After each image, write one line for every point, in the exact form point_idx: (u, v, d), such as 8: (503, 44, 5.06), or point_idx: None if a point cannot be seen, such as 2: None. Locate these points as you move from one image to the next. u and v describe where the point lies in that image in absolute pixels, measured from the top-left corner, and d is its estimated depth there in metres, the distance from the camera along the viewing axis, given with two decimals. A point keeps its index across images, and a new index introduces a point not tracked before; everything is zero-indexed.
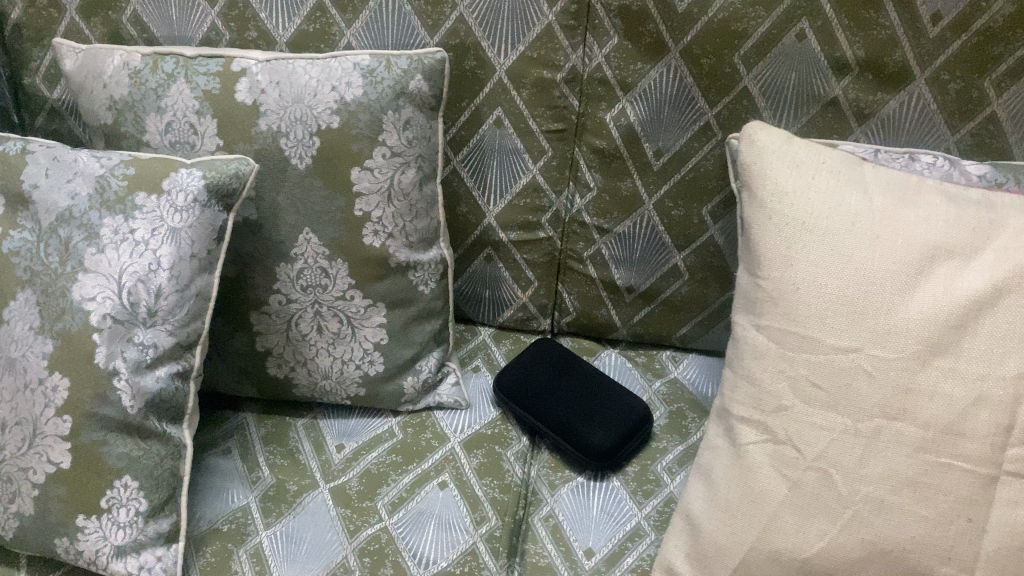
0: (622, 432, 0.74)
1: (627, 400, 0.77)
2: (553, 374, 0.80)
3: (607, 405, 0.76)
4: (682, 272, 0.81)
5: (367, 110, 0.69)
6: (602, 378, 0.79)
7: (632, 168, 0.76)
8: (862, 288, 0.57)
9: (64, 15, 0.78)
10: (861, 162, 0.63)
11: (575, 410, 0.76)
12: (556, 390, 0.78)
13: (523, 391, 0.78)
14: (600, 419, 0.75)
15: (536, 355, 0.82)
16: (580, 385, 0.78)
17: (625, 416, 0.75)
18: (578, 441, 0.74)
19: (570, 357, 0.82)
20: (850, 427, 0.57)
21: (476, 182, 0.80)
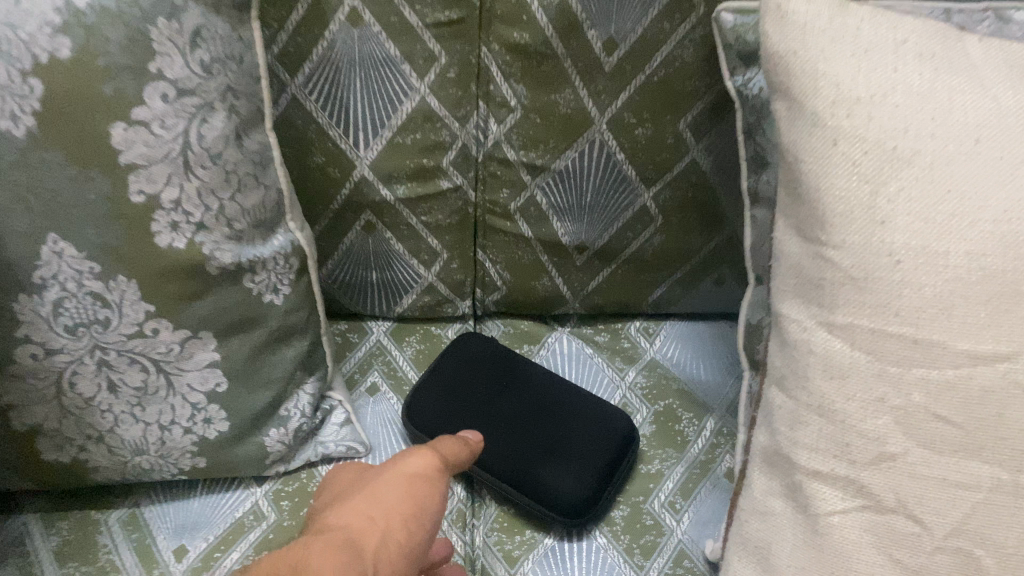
0: (602, 473, 0.51)
1: (599, 420, 0.54)
2: (485, 393, 0.56)
3: (571, 435, 0.53)
4: (655, 216, 0.56)
5: (117, 21, 0.38)
6: (556, 390, 0.56)
7: (575, 72, 0.49)
8: (1011, 253, 0.34)
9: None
10: (959, 33, 0.39)
11: (527, 450, 0.52)
12: (494, 421, 0.54)
13: (445, 428, 0.54)
14: (567, 459, 0.52)
15: (455, 366, 0.58)
16: (528, 407, 0.55)
17: (601, 446, 0.53)
18: (542, 493, 0.50)
19: (504, 363, 0.58)
20: (1005, 484, 0.35)
21: (332, 116, 0.50)
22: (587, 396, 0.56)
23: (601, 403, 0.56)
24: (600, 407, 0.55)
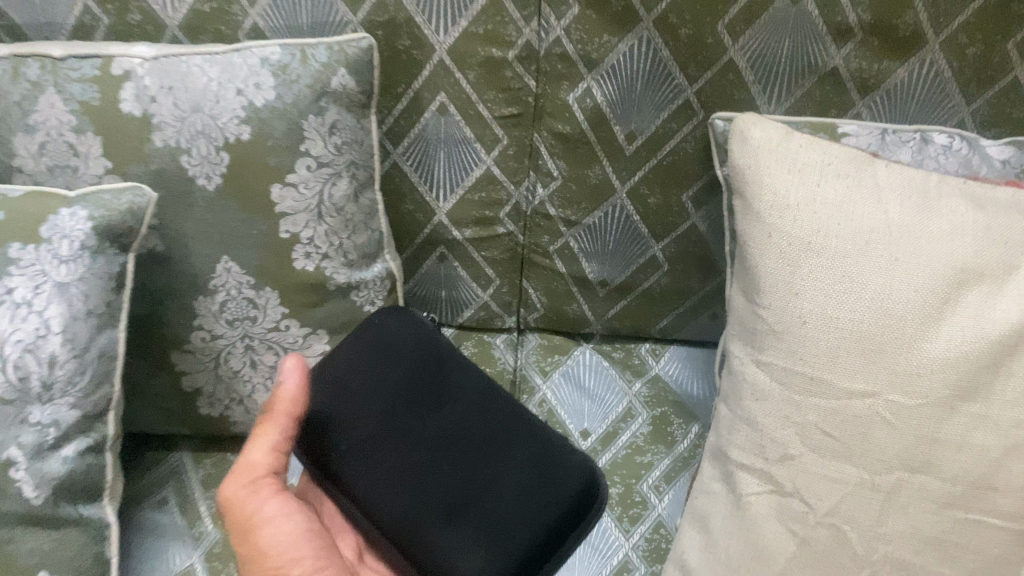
0: (515, 551, 0.53)
1: (537, 469, 0.56)
2: (393, 407, 0.59)
3: (488, 494, 0.55)
4: (662, 263, 0.72)
5: (282, 116, 0.58)
6: (484, 426, 0.58)
7: (601, 154, 0.66)
8: (879, 322, 0.49)
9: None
10: (872, 160, 0.54)
11: (431, 500, 0.55)
12: (405, 454, 0.57)
13: (346, 452, 0.57)
14: (479, 526, 0.54)
15: (360, 365, 0.60)
16: (433, 437, 0.58)
17: (533, 519, 0.54)
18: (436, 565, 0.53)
19: (426, 377, 0.60)
20: (866, 481, 0.50)
21: (421, 177, 0.69)
22: (529, 436, 0.58)
23: (556, 444, 0.58)
24: (543, 450, 0.57)
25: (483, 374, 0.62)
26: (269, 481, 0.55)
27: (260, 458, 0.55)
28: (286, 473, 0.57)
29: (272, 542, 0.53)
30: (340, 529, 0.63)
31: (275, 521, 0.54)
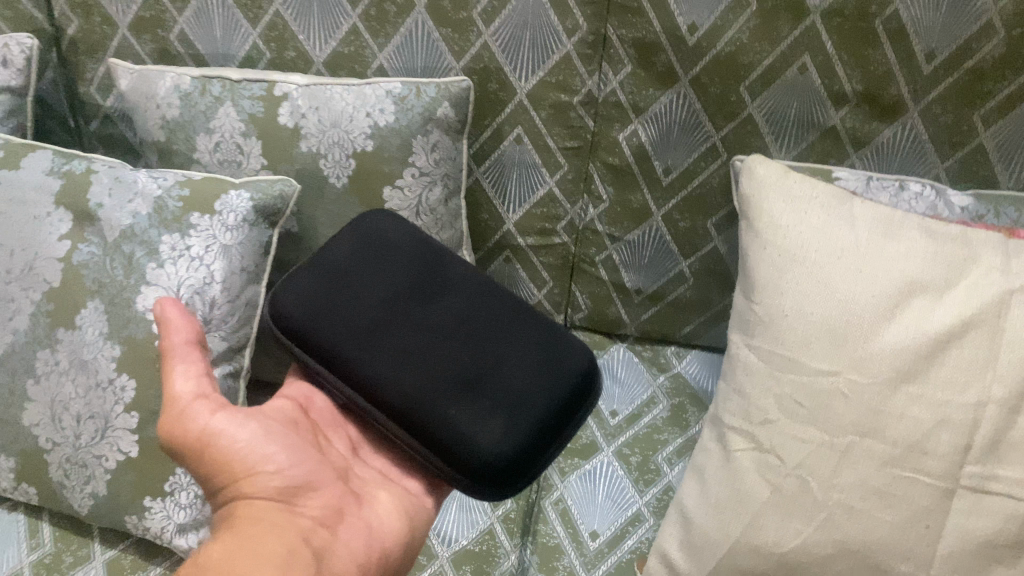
0: (534, 418, 0.59)
1: (543, 347, 0.63)
2: (395, 294, 0.64)
3: (502, 370, 0.61)
4: (687, 277, 0.88)
5: (398, 135, 0.75)
6: (486, 307, 0.64)
7: (643, 183, 0.83)
8: (844, 317, 0.64)
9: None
10: (851, 197, 0.69)
11: (447, 381, 0.60)
12: (412, 338, 0.62)
13: (351, 336, 0.62)
14: (495, 399, 0.60)
15: (360, 254, 0.66)
16: (448, 324, 0.63)
17: (545, 391, 0.60)
18: (459, 441, 0.58)
19: (422, 266, 0.66)
20: (827, 441, 0.64)
21: (496, 192, 0.87)
22: (528, 316, 0.65)
23: (552, 324, 0.65)
24: (546, 331, 0.64)
25: (472, 267, 0.68)
26: (204, 401, 0.60)
27: (186, 387, 0.60)
28: (220, 393, 0.62)
29: (233, 446, 0.59)
30: (330, 426, 0.71)
31: (231, 431, 0.60)
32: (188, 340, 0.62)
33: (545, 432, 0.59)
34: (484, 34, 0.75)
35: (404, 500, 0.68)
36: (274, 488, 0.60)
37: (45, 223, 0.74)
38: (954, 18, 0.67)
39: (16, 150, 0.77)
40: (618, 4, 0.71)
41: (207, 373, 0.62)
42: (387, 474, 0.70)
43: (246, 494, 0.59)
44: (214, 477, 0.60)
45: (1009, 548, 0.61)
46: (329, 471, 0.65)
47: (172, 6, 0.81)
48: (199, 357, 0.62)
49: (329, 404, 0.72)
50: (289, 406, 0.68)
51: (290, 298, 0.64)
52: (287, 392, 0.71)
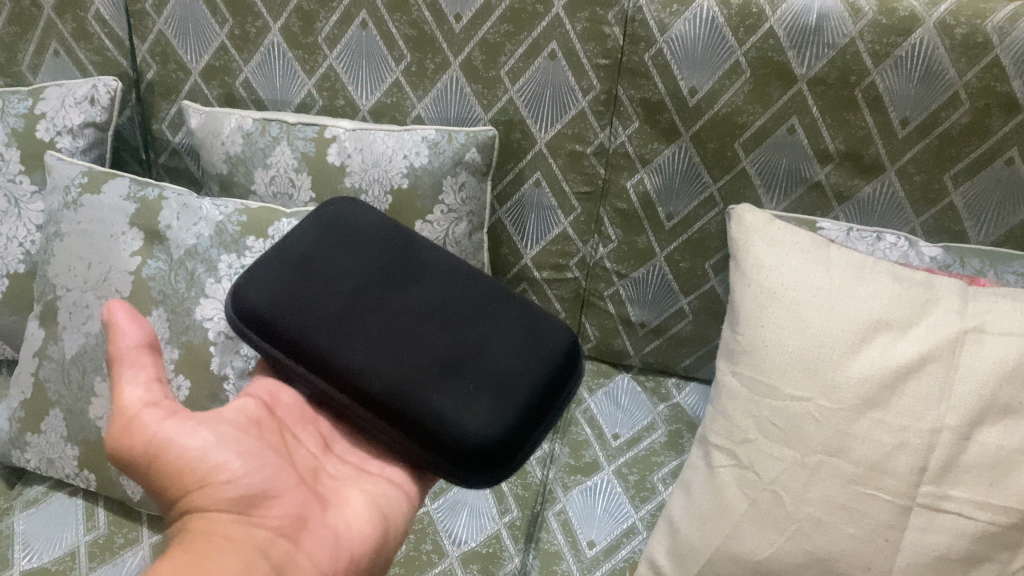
0: (519, 397, 0.64)
1: (522, 327, 0.67)
2: (365, 282, 0.67)
3: (484, 354, 0.65)
4: (687, 313, 0.96)
5: (430, 174, 0.86)
6: (459, 291, 0.69)
7: (648, 226, 0.92)
8: (816, 349, 0.71)
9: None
10: (828, 244, 0.77)
11: (428, 365, 0.63)
12: (387, 325, 0.65)
13: (324, 323, 0.64)
14: (479, 382, 0.63)
15: (327, 243, 0.69)
16: (424, 309, 0.67)
17: (526, 369, 0.65)
18: (444, 424, 0.61)
19: (389, 255, 0.70)
20: (798, 459, 0.71)
21: (517, 230, 0.97)
22: (501, 298, 0.69)
23: (524, 305, 0.70)
24: (524, 312, 0.68)
25: (439, 252, 0.73)
26: (154, 410, 0.60)
27: (135, 395, 0.60)
28: (172, 399, 0.62)
29: (188, 453, 0.60)
30: (298, 424, 0.73)
31: (182, 440, 0.60)
32: (140, 343, 0.62)
33: (529, 411, 0.64)
34: (510, 89, 0.87)
35: (376, 496, 0.70)
36: (227, 498, 0.59)
37: (120, 240, 0.84)
38: (924, 89, 0.76)
39: (98, 176, 0.88)
40: (628, 68, 0.83)
41: (158, 379, 0.62)
42: (363, 468, 0.73)
43: (200, 506, 0.59)
44: (170, 488, 0.60)
45: (959, 561, 0.67)
46: (289, 477, 0.65)
47: (239, 57, 0.93)
48: (150, 362, 0.62)
49: (295, 398, 0.74)
50: (254, 405, 0.69)
51: (257, 290, 0.66)
52: (253, 390, 0.72)
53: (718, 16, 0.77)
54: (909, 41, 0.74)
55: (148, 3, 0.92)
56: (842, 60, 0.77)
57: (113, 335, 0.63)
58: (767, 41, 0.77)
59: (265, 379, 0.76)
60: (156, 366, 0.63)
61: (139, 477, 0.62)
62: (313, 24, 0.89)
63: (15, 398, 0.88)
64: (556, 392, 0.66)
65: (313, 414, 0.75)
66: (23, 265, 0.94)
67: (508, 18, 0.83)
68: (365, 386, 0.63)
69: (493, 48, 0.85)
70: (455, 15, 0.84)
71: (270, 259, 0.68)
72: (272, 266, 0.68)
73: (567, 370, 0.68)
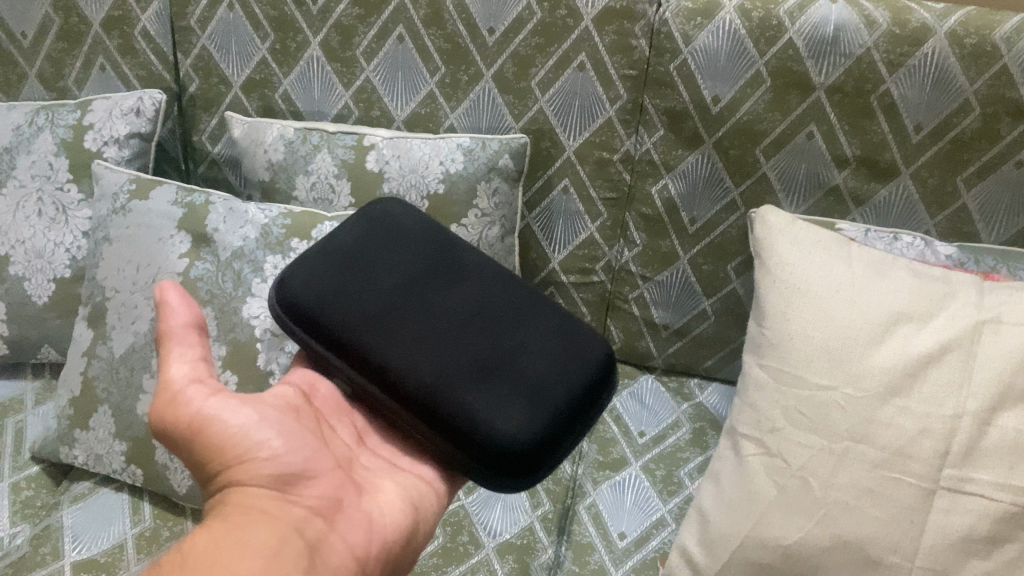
0: (553, 404, 0.64)
1: (560, 337, 0.67)
2: (407, 281, 0.68)
3: (520, 359, 0.65)
4: (709, 315, 1.00)
5: (465, 180, 0.90)
6: (500, 296, 0.69)
7: (671, 231, 0.96)
8: (841, 340, 0.75)
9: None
10: (849, 243, 0.81)
11: (463, 363, 0.64)
12: (425, 322, 0.66)
13: (364, 318, 0.65)
14: (514, 385, 0.64)
15: (371, 242, 0.71)
16: (463, 310, 0.68)
17: (561, 377, 0.65)
18: (476, 421, 0.62)
19: (432, 256, 0.71)
20: (826, 446, 0.74)
21: (545, 235, 1.01)
22: (542, 306, 0.70)
23: (565, 315, 0.70)
24: (564, 323, 0.69)
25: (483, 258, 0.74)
26: (199, 387, 0.62)
27: (181, 371, 0.63)
28: (215, 379, 0.65)
29: (228, 430, 0.61)
30: (334, 415, 0.73)
31: (226, 416, 0.62)
32: (188, 323, 0.65)
33: (562, 419, 0.64)
34: (540, 99, 0.92)
35: (408, 487, 0.70)
36: (267, 474, 0.61)
37: (167, 244, 0.88)
38: (937, 95, 0.81)
39: (145, 183, 0.92)
40: (653, 78, 0.87)
41: (204, 358, 0.65)
42: (394, 464, 0.72)
43: (241, 481, 0.60)
44: (210, 461, 0.62)
45: (983, 542, 0.70)
46: (327, 460, 0.66)
47: (280, 70, 0.98)
48: (197, 342, 0.65)
49: (332, 391, 0.75)
50: (293, 394, 0.71)
51: (300, 283, 0.68)
52: (292, 379, 0.74)
53: (740, 28, 0.82)
54: (922, 50, 0.79)
55: (193, 20, 0.97)
56: (858, 69, 0.81)
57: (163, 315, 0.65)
58: (787, 52, 0.82)
59: (302, 371, 0.77)
60: (203, 344, 0.65)
61: (179, 451, 0.63)
62: (351, 39, 0.93)
63: (63, 397, 0.91)
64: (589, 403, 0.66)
65: (349, 408, 0.75)
66: (70, 270, 0.97)
67: (539, 31, 0.87)
68: (401, 382, 0.63)
69: (524, 61, 0.90)
70: (489, 29, 0.88)
71: (317, 252, 0.70)
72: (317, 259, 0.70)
73: (603, 382, 0.68)
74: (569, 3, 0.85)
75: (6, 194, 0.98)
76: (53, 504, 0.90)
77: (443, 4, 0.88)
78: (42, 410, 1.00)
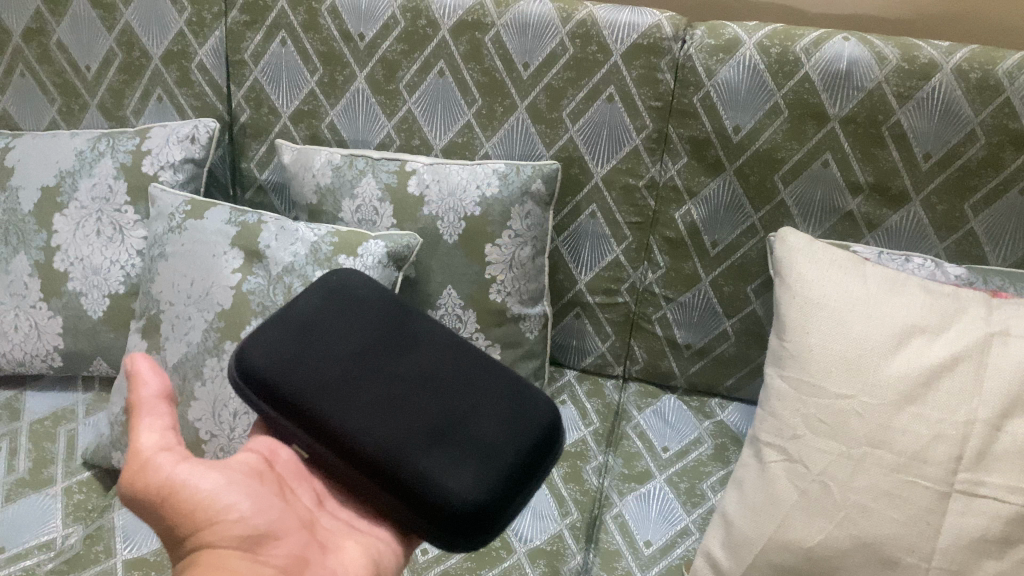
0: (503, 467, 0.66)
1: (512, 398, 0.71)
2: (361, 349, 0.72)
3: (470, 422, 0.68)
4: (730, 335, 1.05)
5: (500, 203, 0.96)
6: (454, 360, 0.72)
7: (693, 254, 1.01)
8: (857, 352, 0.80)
9: (276, 4, 0.99)
10: (864, 262, 0.86)
11: (419, 431, 0.67)
12: (380, 390, 0.69)
13: (322, 387, 0.68)
14: (465, 449, 0.67)
15: (327, 310, 0.74)
16: (419, 377, 0.70)
17: (514, 438, 0.68)
18: (432, 489, 0.65)
19: (388, 323, 0.74)
20: (845, 451, 0.78)
21: (572, 258, 1.07)
22: (493, 369, 0.73)
23: (513, 377, 0.73)
24: (515, 385, 0.72)
25: (437, 323, 0.77)
26: (168, 453, 0.64)
27: (151, 439, 0.64)
28: (184, 446, 0.66)
29: (197, 495, 0.63)
30: (295, 480, 0.73)
31: (194, 480, 0.63)
32: (159, 393, 0.67)
33: (512, 480, 0.67)
34: (571, 129, 0.98)
35: (369, 547, 0.70)
36: (235, 535, 0.62)
37: (221, 259, 0.93)
38: (944, 126, 0.86)
39: (200, 204, 0.98)
40: (678, 109, 0.93)
41: (173, 427, 0.66)
42: (353, 525, 0.73)
43: (210, 542, 0.62)
44: (178, 527, 0.63)
45: (996, 543, 0.74)
46: (292, 519, 0.68)
47: (327, 102, 1.04)
48: (166, 411, 0.66)
49: (292, 456, 0.75)
50: (256, 459, 0.71)
51: (259, 352, 0.70)
52: (253, 446, 0.73)
53: (759, 63, 0.88)
54: (929, 84, 0.85)
55: (247, 55, 1.04)
56: (870, 101, 0.87)
57: (134, 385, 0.67)
58: (803, 85, 0.88)
59: (261, 436, 0.76)
60: (173, 413, 0.67)
61: (148, 518, 0.64)
62: (395, 73, 1.00)
63: (116, 405, 0.96)
64: (540, 462, 0.69)
65: (309, 472, 0.76)
66: (124, 286, 1.03)
67: (571, 66, 0.94)
68: (358, 450, 0.66)
69: (557, 93, 0.96)
70: (524, 63, 0.95)
71: (274, 322, 0.73)
72: (275, 327, 0.73)
73: (549, 442, 0.70)
74: (600, 40, 0.92)
75: (67, 215, 1.03)
76: (103, 507, 0.94)
77: (482, 40, 0.95)
78: (93, 419, 1.05)
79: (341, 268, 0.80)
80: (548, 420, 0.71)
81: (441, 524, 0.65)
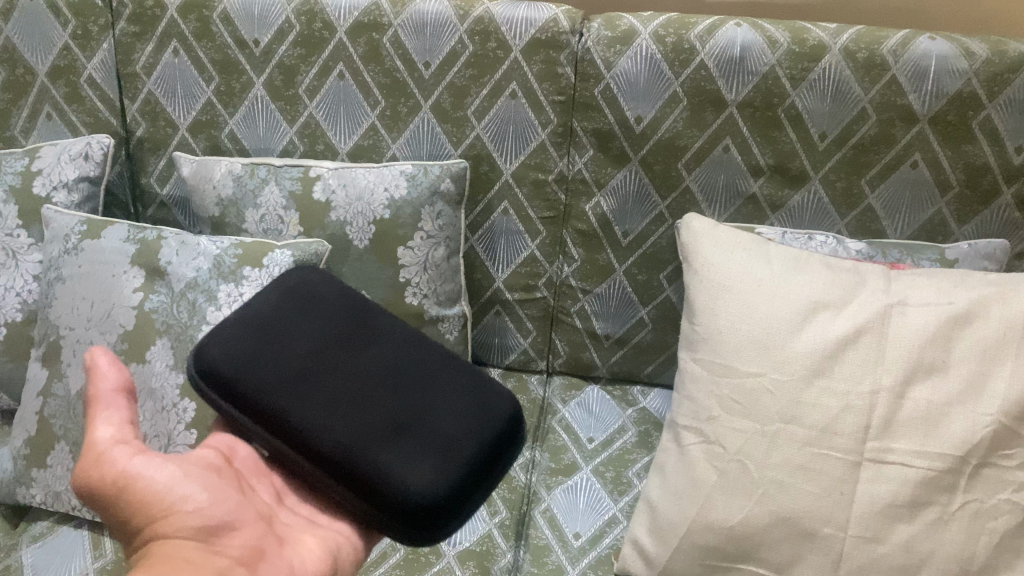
0: (462, 463, 0.65)
1: (473, 393, 0.69)
2: (321, 346, 0.70)
3: (431, 417, 0.66)
4: (647, 322, 1.06)
5: (410, 205, 0.95)
6: (415, 356, 0.70)
7: (606, 245, 1.02)
8: (765, 330, 0.81)
9: (165, 13, 0.96)
10: (768, 242, 0.88)
11: (380, 424, 0.66)
12: (340, 386, 0.67)
13: (279, 385, 0.67)
14: (425, 443, 0.65)
15: (287, 308, 0.72)
16: (379, 371, 0.69)
17: (474, 434, 0.66)
18: (392, 483, 0.63)
19: (347, 320, 0.72)
20: (759, 429, 0.80)
21: (488, 255, 1.06)
22: (455, 365, 0.71)
23: (475, 373, 0.71)
24: (478, 380, 0.70)
25: (398, 319, 0.75)
26: (124, 446, 0.61)
27: (106, 433, 0.61)
28: (142, 441, 0.63)
29: (152, 487, 0.60)
30: (254, 476, 0.71)
31: (150, 472, 0.61)
32: (118, 386, 0.63)
33: (472, 476, 0.65)
34: (477, 127, 0.97)
35: (329, 540, 0.69)
36: (191, 526, 0.60)
37: (121, 279, 0.90)
38: (837, 106, 0.89)
39: (97, 223, 0.95)
40: (581, 103, 0.93)
41: (131, 422, 0.63)
42: (315, 520, 0.71)
43: (164, 533, 0.60)
44: (132, 519, 0.60)
45: (906, 507, 0.76)
46: (249, 511, 0.66)
47: (225, 111, 1.02)
48: (125, 405, 0.63)
49: (251, 452, 0.73)
50: (214, 454, 0.69)
51: (218, 350, 0.68)
52: (212, 442, 0.71)
53: (656, 53, 0.89)
54: (819, 65, 0.87)
55: (139, 66, 1.01)
56: (765, 85, 0.89)
57: (91, 377, 0.64)
58: (700, 72, 0.89)
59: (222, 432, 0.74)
60: (132, 408, 0.64)
61: (100, 510, 0.62)
62: (294, 78, 0.98)
63: (20, 438, 0.92)
64: (500, 458, 0.68)
65: (268, 468, 0.73)
66: (21, 313, 0.99)
67: (472, 63, 0.94)
68: (317, 447, 0.65)
69: (460, 91, 0.95)
70: (425, 63, 0.94)
71: (233, 321, 0.71)
72: (234, 325, 0.70)
73: (511, 437, 0.69)
74: (498, 36, 0.91)
75: None
76: (10, 546, 0.90)
77: (380, 41, 0.94)
78: None
79: (292, 267, 0.78)
80: (509, 416, 0.69)
81: (400, 518, 0.63)
